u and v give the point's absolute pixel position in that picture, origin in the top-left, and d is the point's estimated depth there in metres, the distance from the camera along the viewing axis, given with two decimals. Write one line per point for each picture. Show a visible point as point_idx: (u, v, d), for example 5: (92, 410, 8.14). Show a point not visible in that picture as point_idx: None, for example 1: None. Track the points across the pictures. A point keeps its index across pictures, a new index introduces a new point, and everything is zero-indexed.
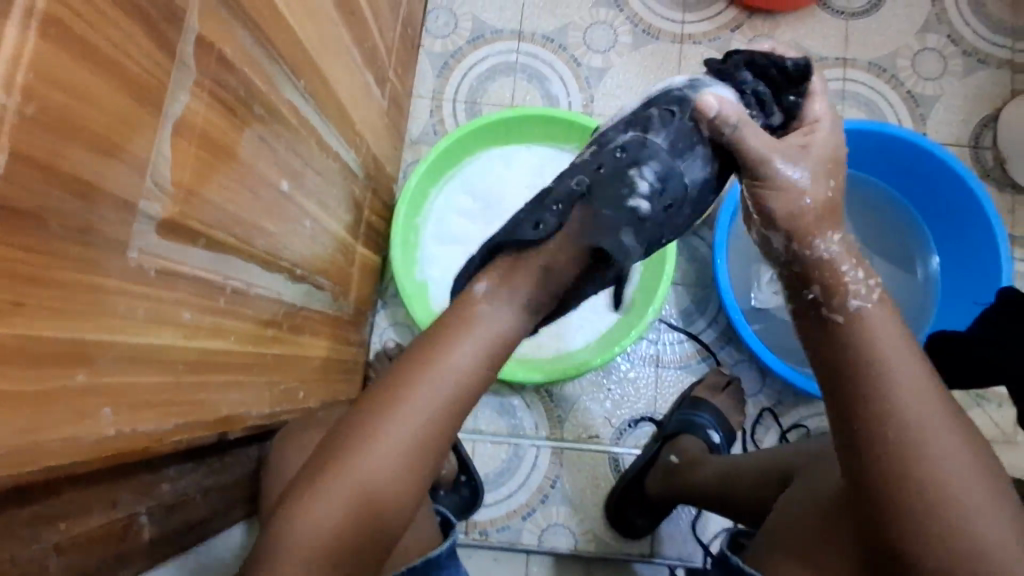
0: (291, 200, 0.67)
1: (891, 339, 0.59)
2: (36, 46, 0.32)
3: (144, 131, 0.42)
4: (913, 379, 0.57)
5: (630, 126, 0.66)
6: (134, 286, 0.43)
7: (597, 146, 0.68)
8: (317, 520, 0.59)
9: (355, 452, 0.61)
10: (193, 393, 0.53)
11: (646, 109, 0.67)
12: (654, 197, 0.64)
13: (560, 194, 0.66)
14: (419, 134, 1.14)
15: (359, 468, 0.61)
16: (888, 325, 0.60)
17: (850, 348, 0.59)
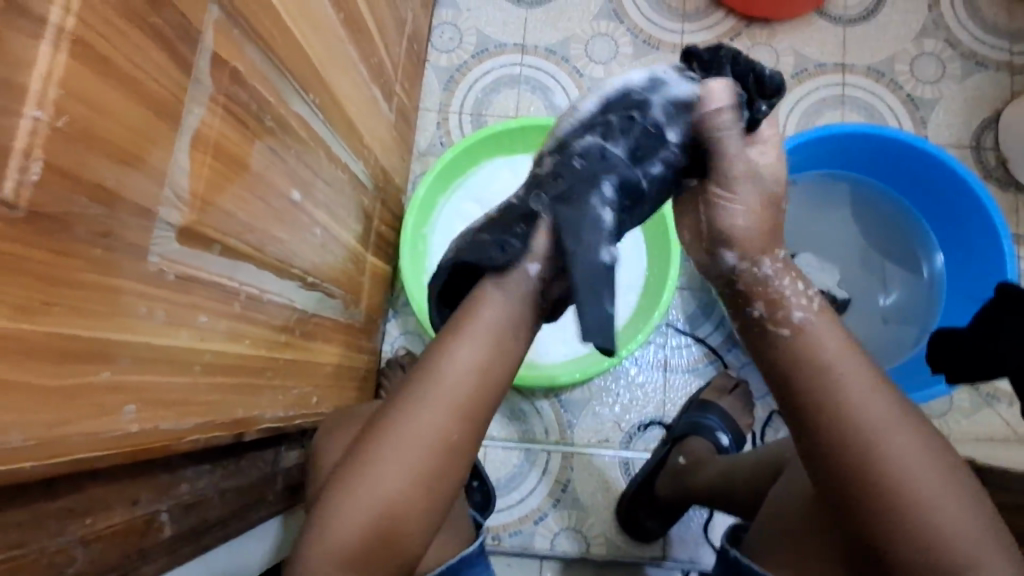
0: (302, 210, 0.69)
1: (832, 345, 0.59)
2: (65, 64, 0.34)
3: (162, 142, 0.44)
4: (863, 385, 0.57)
5: (587, 131, 0.63)
6: (153, 289, 0.46)
7: (554, 153, 0.64)
8: (341, 518, 0.61)
9: (369, 456, 0.62)
10: (208, 394, 0.55)
11: (606, 113, 0.63)
12: (616, 210, 0.62)
13: (523, 211, 0.63)
14: (426, 146, 1.17)
15: (375, 481, 0.61)
16: (834, 334, 0.60)
17: (798, 364, 0.59)
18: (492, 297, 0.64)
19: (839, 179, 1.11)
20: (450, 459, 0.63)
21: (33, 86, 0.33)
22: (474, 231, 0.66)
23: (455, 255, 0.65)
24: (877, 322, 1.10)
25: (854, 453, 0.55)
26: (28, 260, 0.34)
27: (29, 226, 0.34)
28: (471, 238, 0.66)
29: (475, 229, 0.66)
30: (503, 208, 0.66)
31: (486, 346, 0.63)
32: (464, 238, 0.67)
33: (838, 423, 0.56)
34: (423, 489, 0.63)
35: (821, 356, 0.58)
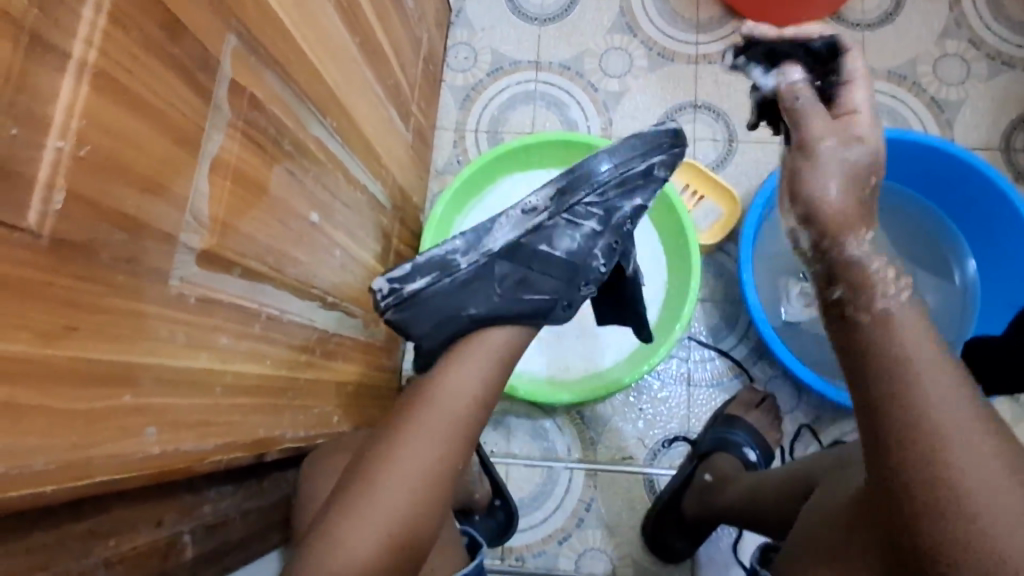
0: (321, 231, 0.70)
1: (921, 345, 0.51)
2: (87, 96, 0.35)
3: (183, 168, 0.45)
4: (945, 383, 0.49)
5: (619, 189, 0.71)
6: (175, 312, 0.46)
7: (599, 209, 0.71)
8: (347, 544, 0.60)
9: (372, 477, 0.63)
10: (229, 416, 0.55)
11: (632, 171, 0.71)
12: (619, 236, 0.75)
13: (581, 271, 0.72)
14: (444, 165, 1.18)
15: (381, 502, 0.62)
16: (922, 331, 0.52)
17: (887, 353, 0.51)
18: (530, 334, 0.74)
19: None
20: (445, 485, 0.66)
21: (57, 118, 0.34)
22: (523, 284, 0.71)
23: (502, 309, 0.71)
24: None
25: (923, 462, 0.47)
26: (52, 287, 0.35)
27: (54, 253, 0.35)
28: (524, 292, 0.71)
29: (524, 279, 0.71)
30: (552, 262, 0.71)
31: (479, 368, 0.70)
32: (512, 288, 0.71)
33: (912, 430, 0.48)
34: (427, 510, 0.65)
35: (902, 351, 0.51)
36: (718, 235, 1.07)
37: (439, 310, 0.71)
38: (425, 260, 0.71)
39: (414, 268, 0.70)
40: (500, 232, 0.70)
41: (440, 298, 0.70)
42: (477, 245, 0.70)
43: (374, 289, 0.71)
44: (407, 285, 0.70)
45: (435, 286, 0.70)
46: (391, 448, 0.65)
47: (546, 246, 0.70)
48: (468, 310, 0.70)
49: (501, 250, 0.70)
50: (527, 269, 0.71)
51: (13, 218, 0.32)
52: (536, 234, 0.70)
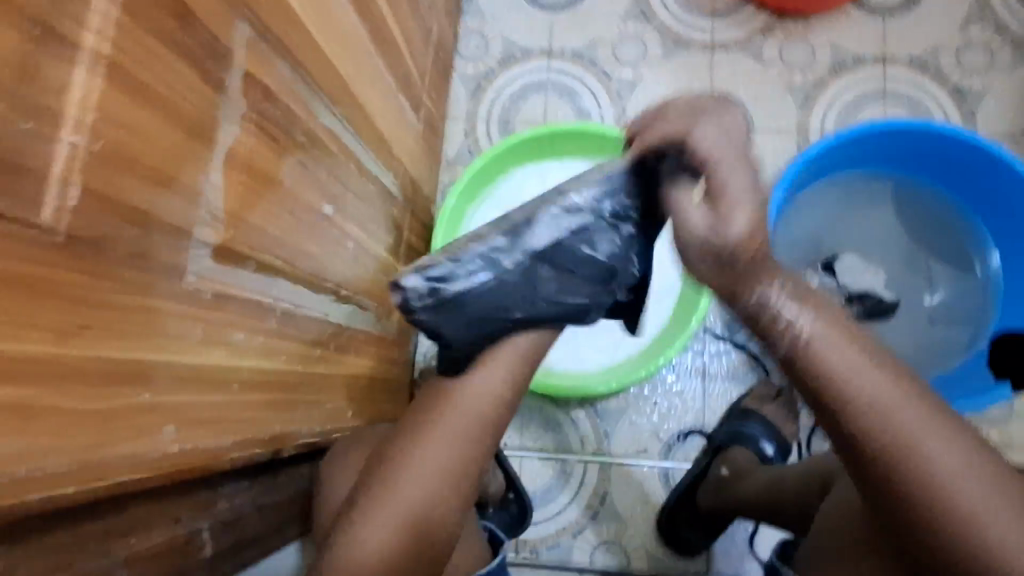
0: (334, 224, 0.69)
1: (852, 359, 0.57)
2: (101, 89, 0.35)
3: (196, 162, 0.44)
4: (888, 391, 0.55)
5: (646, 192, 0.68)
6: (190, 308, 0.46)
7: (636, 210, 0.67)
8: (363, 545, 0.60)
9: (397, 473, 0.63)
10: (245, 412, 0.55)
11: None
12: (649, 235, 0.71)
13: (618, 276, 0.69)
14: (454, 155, 1.16)
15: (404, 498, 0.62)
16: (842, 342, 0.58)
17: (815, 376, 0.57)
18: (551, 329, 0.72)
19: (881, 179, 1.06)
20: (472, 478, 0.66)
21: (70, 112, 0.33)
22: (565, 287, 0.67)
23: (544, 312, 0.68)
24: (923, 324, 1.06)
25: (887, 461, 0.53)
26: (65, 284, 0.34)
27: (66, 251, 0.34)
28: (565, 296, 0.68)
29: (565, 285, 0.67)
30: (591, 265, 0.67)
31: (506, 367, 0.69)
32: (554, 291, 0.67)
33: (875, 438, 0.54)
34: (453, 505, 0.64)
35: (835, 372, 0.56)
36: None
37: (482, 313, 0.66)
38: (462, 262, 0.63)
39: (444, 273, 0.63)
40: (544, 233, 0.64)
41: (485, 301, 0.65)
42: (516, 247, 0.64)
43: (400, 295, 0.63)
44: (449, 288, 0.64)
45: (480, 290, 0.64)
46: (411, 449, 0.65)
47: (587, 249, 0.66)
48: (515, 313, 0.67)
49: (545, 252, 0.65)
50: (570, 273, 0.66)
51: (26, 215, 0.31)
52: (579, 235, 0.65)
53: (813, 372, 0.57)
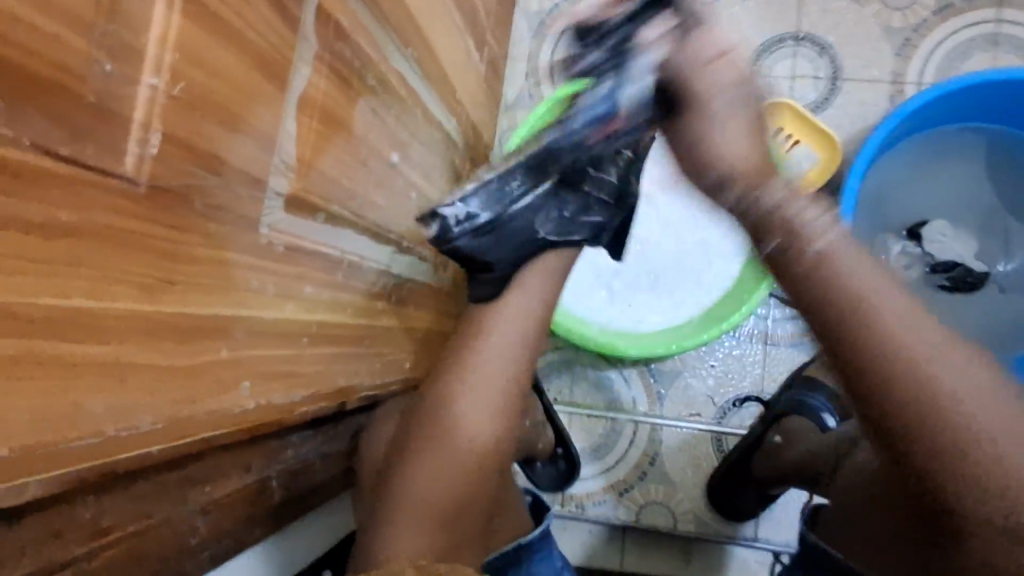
0: (399, 172, 0.66)
1: (864, 272, 0.49)
2: (179, 25, 0.32)
3: (271, 107, 0.42)
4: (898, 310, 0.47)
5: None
6: (264, 261, 0.44)
7: (637, 138, 0.70)
8: (422, 480, 0.63)
9: (448, 401, 0.65)
10: (314, 366, 0.54)
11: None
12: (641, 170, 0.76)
13: (627, 196, 0.74)
14: (514, 100, 1.10)
15: (457, 429, 0.64)
16: (862, 260, 0.50)
17: (822, 290, 0.49)
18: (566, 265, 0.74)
19: (977, 134, 0.97)
20: (518, 402, 0.68)
21: (150, 50, 0.31)
22: (584, 208, 0.71)
23: (570, 226, 0.71)
24: (995, 294, 0.97)
25: (908, 416, 0.44)
26: (148, 239, 0.33)
27: (149, 202, 0.32)
28: (585, 215, 0.71)
29: (585, 206, 0.71)
30: (603, 188, 0.71)
31: (517, 327, 0.69)
32: (575, 211, 0.70)
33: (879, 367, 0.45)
34: (505, 435, 0.67)
35: (845, 281, 0.48)
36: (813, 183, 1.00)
37: (512, 241, 0.68)
38: (500, 185, 0.65)
39: (476, 194, 0.65)
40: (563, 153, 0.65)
41: (515, 226, 0.67)
42: (537, 181, 0.66)
43: (432, 228, 0.66)
44: (479, 215, 0.65)
45: (508, 212, 0.66)
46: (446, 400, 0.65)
47: (597, 172, 0.69)
48: (542, 233, 0.69)
49: (566, 174, 0.67)
50: (587, 195, 0.70)
51: (110, 165, 0.29)
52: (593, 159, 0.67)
53: (827, 278, 0.49)
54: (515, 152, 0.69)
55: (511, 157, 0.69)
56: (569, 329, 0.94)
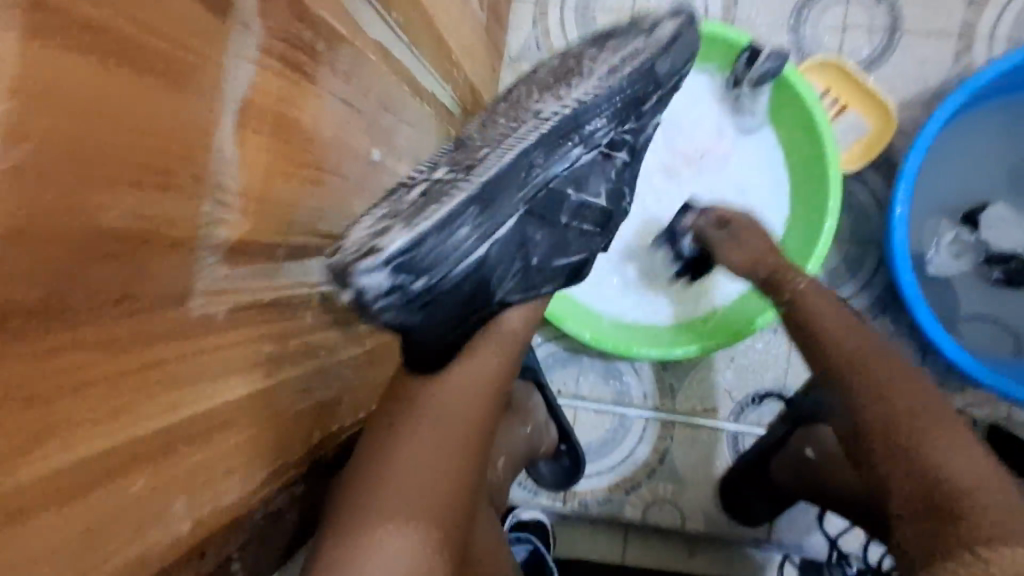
0: (385, 170, 0.53)
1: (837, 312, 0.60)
2: (18, 50, 0.20)
3: (190, 135, 0.29)
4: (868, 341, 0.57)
5: (632, 115, 0.50)
6: (199, 340, 0.33)
7: (630, 136, 0.51)
8: None
9: (365, 505, 0.45)
10: (283, 434, 0.44)
11: (641, 90, 0.50)
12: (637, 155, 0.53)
13: (616, 219, 0.55)
14: (520, 50, 0.95)
15: (378, 546, 0.43)
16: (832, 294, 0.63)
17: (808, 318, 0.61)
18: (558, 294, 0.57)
19: None
20: (468, 495, 0.48)
21: None
22: (558, 247, 0.51)
23: (535, 282, 0.51)
24: None
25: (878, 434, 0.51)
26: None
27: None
28: (558, 256, 0.52)
29: (563, 240, 0.51)
30: (589, 215, 0.52)
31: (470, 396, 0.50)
32: (547, 255, 0.50)
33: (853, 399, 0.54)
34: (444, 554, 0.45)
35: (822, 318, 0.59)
36: (860, 157, 0.88)
37: (450, 313, 0.46)
38: (441, 236, 0.42)
39: (406, 259, 0.41)
40: (531, 182, 0.46)
41: (461, 295, 0.46)
42: (495, 225, 0.45)
43: (354, 291, 0.40)
44: (408, 283, 0.42)
45: (453, 278, 0.44)
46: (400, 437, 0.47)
47: (581, 193, 0.50)
48: (501, 293, 0.49)
49: (534, 205, 0.47)
50: (566, 227, 0.50)
51: None
52: (573, 175, 0.48)
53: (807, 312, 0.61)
54: (456, 164, 0.46)
55: (450, 172, 0.45)
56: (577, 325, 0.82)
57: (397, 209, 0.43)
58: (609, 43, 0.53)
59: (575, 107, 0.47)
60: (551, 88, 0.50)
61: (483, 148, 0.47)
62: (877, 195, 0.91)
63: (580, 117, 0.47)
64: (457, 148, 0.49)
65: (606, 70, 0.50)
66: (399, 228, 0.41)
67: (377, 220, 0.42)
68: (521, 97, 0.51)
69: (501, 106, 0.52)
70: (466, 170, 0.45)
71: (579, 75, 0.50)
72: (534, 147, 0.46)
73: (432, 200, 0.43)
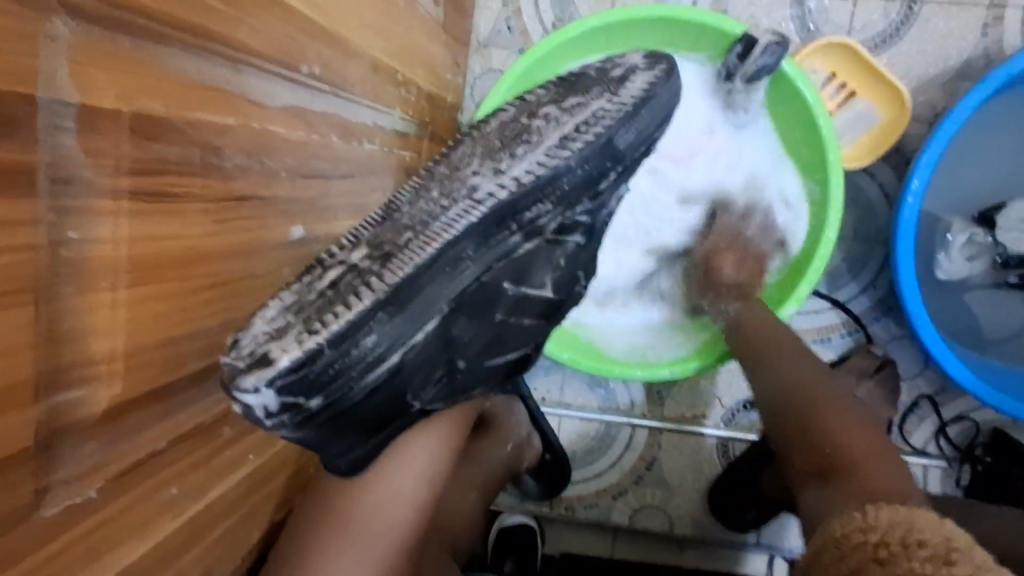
0: (315, 239, 0.48)
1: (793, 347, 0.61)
2: None
3: (13, 337, 0.24)
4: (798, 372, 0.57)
5: (583, 194, 0.47)
6: (77, 528, 0.29)
7: (586, 216, 0.48)
8: None
9: None
10: (206, 555, 0.41)
11: (598, 169, 0.47)
12: (586, 239, 0.50)
13: (566, 303, 0.52)
14: (489, 33, 0.85)
15: None
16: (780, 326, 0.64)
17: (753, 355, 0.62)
18: (515, 359, 0.52)
19: None
20: None
21: None
22: (497, 343, 0.49)
23: (462, 386, 0.49)
24: None
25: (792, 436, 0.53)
26: None
27: None
28: (493, 354, 0.49)
29: (500, 338, 0.48)
30: (534, 306, 0.49)
31: (400, 514, 0.51)
32: (476, 357, 0.48)
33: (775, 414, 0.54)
34: None
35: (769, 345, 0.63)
36: (868, 152, 0.78)
37: (366, 419, 0.44)
38: (341, 353, 0.40)
39: (299, 379, 0.39)
40: (457, 280, 0.43)
41: (375, 400, 0.43)
42: (409, 331, 0.42)
43: (240, 407, 0.38)
44: (301, 403, 0.40)
45: (362, 389, 0.42)
46: (347, 523, 0.50)
47: (520, 286, 0.47)
48: (422, 402, 0.47)
49: (462, 300, 0.44)
50: (502, 322, 0.48)
51: None
52: (510, 266, 0.45)
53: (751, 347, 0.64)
54: (375, 248, 0.43)
55: (366, 258, 0.42)
56: (554, 344, 0.74)
57: (304, 301, 0.40)
58: (569, 101, 0.48)
59: (512, 192, 0.44)
60: (495, 155, 0.46)
61: (407, 231, 0.43)
62: (886, 190, 0.83)
63: (520, 201, 0.44)
64: (386, 219, 0.45)
65: (557, 141, 0.45)
66: (296, 338, 0.39)
67: (281, 312, 0.39)
68: (461, 161, 0.47)
69: (439, 169, 0.47)
70: (383, 260, 0.42)
71: (527, 141, 0.46)
72: (462, 238, 0.43)
73: (339, 298, 0.41)
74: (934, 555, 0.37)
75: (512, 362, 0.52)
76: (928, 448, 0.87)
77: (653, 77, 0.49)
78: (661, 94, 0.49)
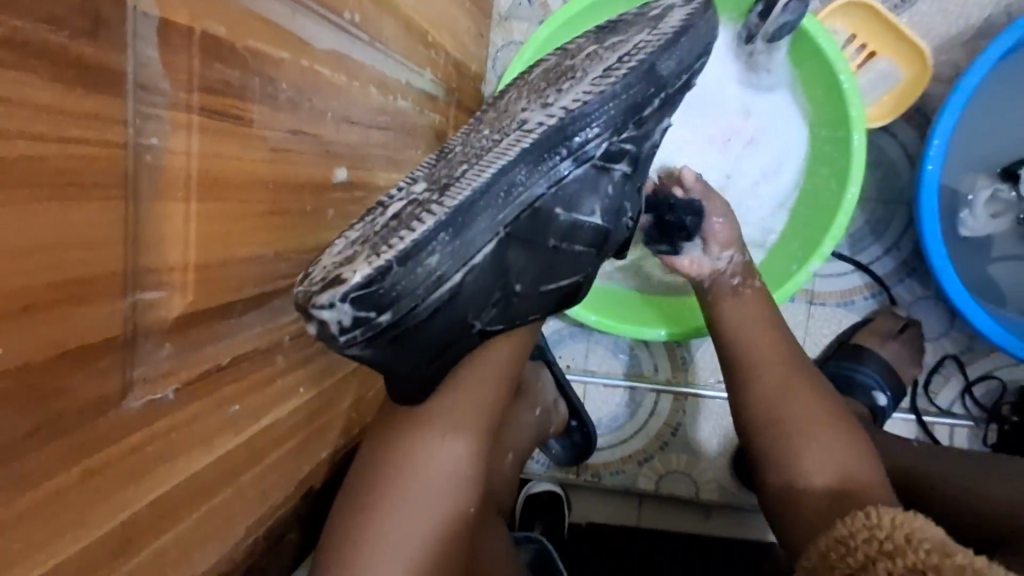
0: (356, 187, 0.50)
1: None
2: None
3: (101, 228, 0.26)
4: None
5: (631, 121, 0.47)
6: (152, 427, 0.31)
7: (631, 144, 0.48)
8: None
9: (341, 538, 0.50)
10: (262, 479, 0.43)
11: (643, 94, 0.47)
12: (632, 169, 0.50)
13: (616, 234, 0.52)
14: (511, 7, 0.87)
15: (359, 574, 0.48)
16: None
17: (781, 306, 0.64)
18: (570, 291, 0.52)
19: None
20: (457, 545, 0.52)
21: None
22: (550, 269, 0.49)
23: (518, 310, 0.50)
24: None
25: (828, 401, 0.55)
26: None
27: None
28: (547, 282, 0.50)
29: (553, 264, 0.49)
30: (586, 233, 0.49)
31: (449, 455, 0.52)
32: (531, 283, 0.48)
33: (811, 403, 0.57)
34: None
35: None
36: (890, 110, 0.79)
37: (430, 338, 0.45)
38: (406, 270, 0.41)
39: (368, 296, 0.40)
40: (511, 203, 0.43)
41: (437, 321, 0.45)
42: (469, 253, 0.43)
43: (316, 325, 0.40)
44: (373, 318, 0.41)
45: (428, 307, 0.43)
46: (393, 462, 0.51)
47: (571, 212, 0.47)
48: (481, 324, 0.48)
49: (517, 226, 0.45)
50: (556, 248, 0.48)
51: None
52: (561, 192, 0.46)
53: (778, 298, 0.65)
54: (433, 181, 0.45)
55: (425, 190, 0.44)
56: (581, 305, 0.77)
57: (370, 233, 0.42)
58: (609, 41, 0.49)
59: (560, 119, 0.45)
60: (542, 92, 0.47)
61: (462, 164, 0.45)
62: (908, 149, 0.84)
63: (567, 127, 0.44)
64: (440, 159, 0.47)
65: (600, 73, 0.46)
66: (365, 259, 0.41)
67: (348, 246, 0.42)
68: (508, 104, 0.49)
69: (489, 114, 0.49)
70: (441, 190, 0.43)
71: (572, 77, 0.47)
72: (514, 164, 0.44)
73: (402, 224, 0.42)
74: (934, 547, 0.39)
75: (568, 290, 0.52)
76: (955, 409, 0.87)
77: (691, 10, 0.50)
78: (700, 23, 0.49)
